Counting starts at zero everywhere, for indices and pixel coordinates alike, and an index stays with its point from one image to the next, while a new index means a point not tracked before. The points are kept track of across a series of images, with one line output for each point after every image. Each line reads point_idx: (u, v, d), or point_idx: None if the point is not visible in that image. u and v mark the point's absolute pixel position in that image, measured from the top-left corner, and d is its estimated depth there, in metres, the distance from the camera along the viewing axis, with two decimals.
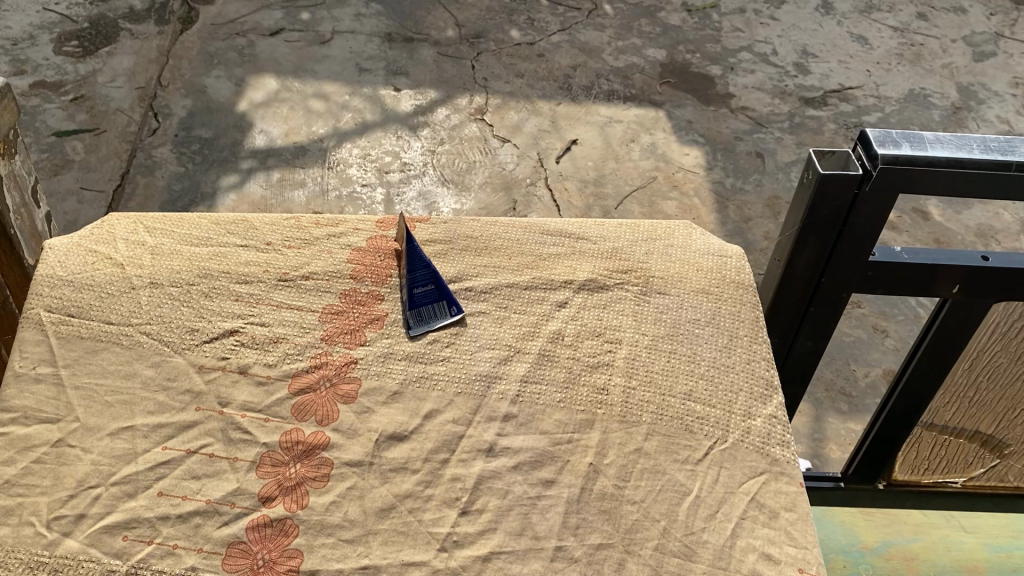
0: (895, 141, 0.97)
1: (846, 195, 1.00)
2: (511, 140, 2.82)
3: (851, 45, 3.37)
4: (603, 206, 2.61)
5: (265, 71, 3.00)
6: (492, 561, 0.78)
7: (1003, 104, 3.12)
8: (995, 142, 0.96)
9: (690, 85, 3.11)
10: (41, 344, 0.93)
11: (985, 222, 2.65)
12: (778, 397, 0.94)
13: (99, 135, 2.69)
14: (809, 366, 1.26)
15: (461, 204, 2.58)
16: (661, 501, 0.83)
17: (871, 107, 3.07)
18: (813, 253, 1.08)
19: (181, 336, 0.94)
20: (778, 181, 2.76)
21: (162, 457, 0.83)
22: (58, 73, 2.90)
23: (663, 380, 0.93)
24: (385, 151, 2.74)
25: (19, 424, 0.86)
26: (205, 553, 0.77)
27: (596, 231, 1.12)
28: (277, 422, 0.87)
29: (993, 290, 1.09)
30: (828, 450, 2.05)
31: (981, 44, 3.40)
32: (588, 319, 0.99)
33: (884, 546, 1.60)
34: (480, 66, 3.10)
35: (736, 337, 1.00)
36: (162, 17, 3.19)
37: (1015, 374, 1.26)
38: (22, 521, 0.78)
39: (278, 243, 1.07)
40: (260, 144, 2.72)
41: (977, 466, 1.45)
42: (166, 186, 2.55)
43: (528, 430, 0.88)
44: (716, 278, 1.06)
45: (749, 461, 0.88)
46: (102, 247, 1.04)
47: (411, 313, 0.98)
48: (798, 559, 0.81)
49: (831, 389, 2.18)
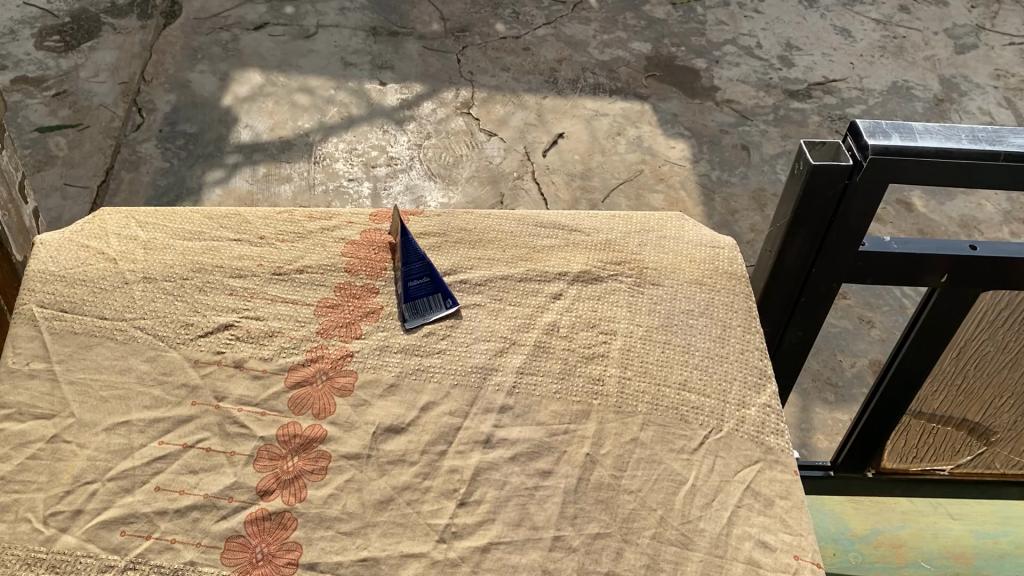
0: (885, 131, 0.97)
1: (836, 185, 1.01)
2: (498, 134, 2.82)
3: (835, 38, 3.39)
4: (591, 198, 2.62)
5: (250, 66, 2.97)
6: (492, 552, 0.78)
7: (984, 96, 3.15)
8: (982, 133, 0.97)
9: (676, 78, 3.13)
10: (35, 339, 0.92)
11: (968, 213, 2.69)
12: (771, 387, 0.96)
13: (83, 130, 2.67)
14: (800, 355, 1.27)
15: (448, 199, 2.58)
16: (657, 490, 0.84)
17: (855, 99, 3.09)
18: (804, 244, 1.09)
19: (175, 331, 0.93)
20: (764, 173, 2.77)
21: (159, 452, 0.83)
22: (40, 69, 2.86)
23: (658, 371, 0.94)
24: (371, 145, 2.73)
25: (13, 420, 0.85)
26: (204, 548, 0.77)
27: (590, 223, 1.12)
28: (274, 416, 0.87)
29: (979, 279, 1.10)
30: (816, 440, 2.07)
31: (962, 37, 3.43)
32: (583, 310, 1.00)
33: (872, 534, 1.72)
34: (466, 60, 3.09)
35: (730, 327, 1.00)
36: (145, 12, 3.15)
37: (1002, 363, 1.28)
38: (18, 517, 0.78)
39: (272, 237, 1.06)
40: (246, 138, 2.70)
41: (965, 453, 1.47)
42: (151, 181, 2.53)
43: (525, 421, 0.88)
44: (708, 268, 1.07)
45: (744, 450, 0.89)
46: (94, 242, 1.03)
47: (407, 305, 0.98)
48: (794, 546, 0.82)
49: (818, 379, 2.20)
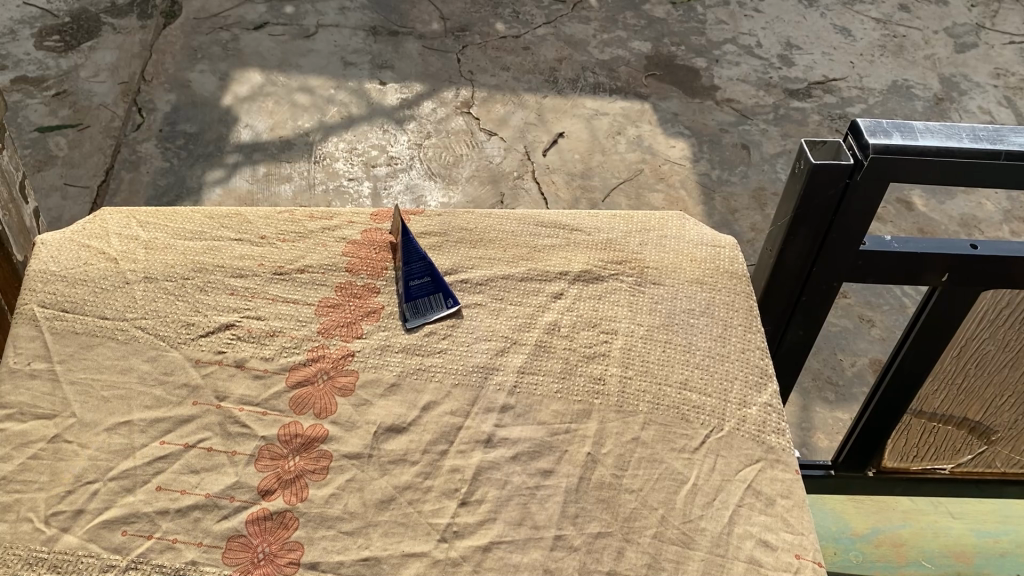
0: (886, 130, 0.97)
1: (836, 185, 1.01)
2: (498, 134, 2.82)
3: (835, 37, 3.39)
4: (591, 198, 2.62)
5: (250, 66, 2.97)
6: (493, 551, 0.78)
7: (984, 95, 3.15)
8: (983, 132, 0.97)
9: (676, 77, 3.13)
10: (36, 339, 0.92)
11: (968, 212, 2.68)
12: (772, 386, 0.96)
13: (83, 130, 2.67)
14: (801, 353, 1.27)
15: (448, 199, 2.58)
16: (659, 489, 0.84)
17: (855, 98, 3.09)
18: (804, 243, 1.09)
19: (176, 331, 0.93)
20: (764, 173, 2.78)
21: (160, 452, 0.83)
22: (39, 69, 2.86)
23: (659, 370, 0.94)
24: (372, 145, 2.73)
25: (15, 420, 0.85)
26: (205, 547, 0.77)
27: (590, 222, 1.12)
28: (275, 415, 0.87)
29: (980, 278, 1.10)
30: (816, 439, 2.08)
31: (962, 36, 3.43)
32: (584, 309, 1.00)
33: (873, 533, 1.73)
34: (466, 59, 3.09)
35: (730, 326, 1.00)
36: (145, 11, 3.15)
37: (1002, 362, 1.28)
38: (19, 517, 0.78)
39: (273, 237, 1.06)
40: (246, 138, 2.70)
41: (965, 453, 1.47)
42: (152, 181, 2.53)
43: (526, 420, 0.88)
44: (709, 268, 1.07)
45: (745, 449, 0.89)
46: (95, 242, 1.03)
47: (407, 305, 0.98)
48: (795, 545, 0.82)
49: (818, 379, 2.20)
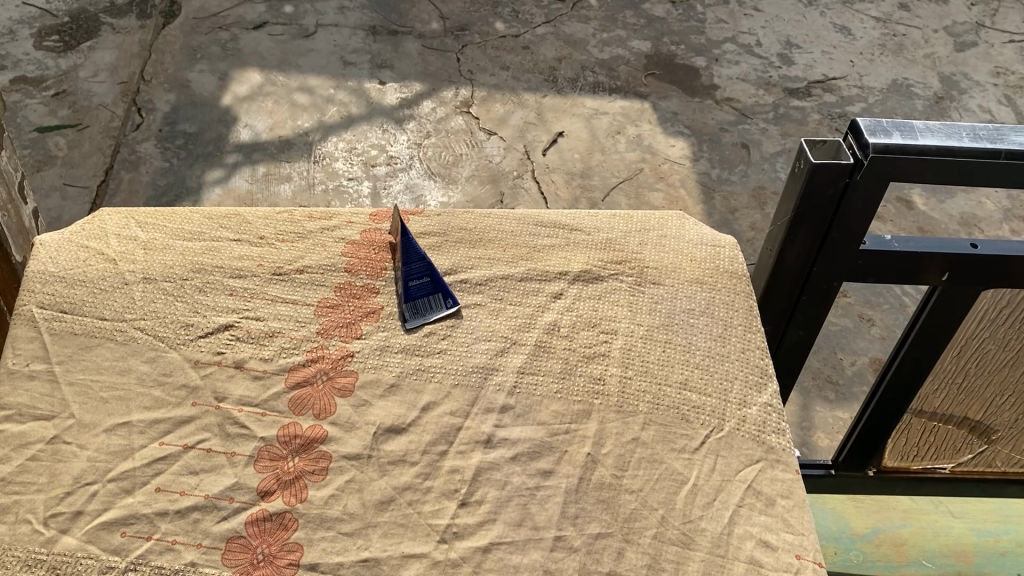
0: (886, 130, 0.97)
1: (836, 184, 1.01)
2: (498, 133, 2.81)
3: (834, 36, 3.39)
4: (590, 197, 2.61)
5: (249, 66, 2.96)
6: (492, 552, 0.78)
7: (984, 93, 3.15)
8: (983, 130, 0.96)
9: (675, 76, 3.12)
10: (34, 340, 0.92)
11: (968, 211, 2.68)
12: (772, 386, 0.95)
13: (82, 130, 2.67)
14: (801, 353, 1.27)
15: (447, 198, 2.58)
16: (659, 489, 0.84)
17: (855, 97, 3.09)
18: (804, 243, 1.09)
19: (175, 332, 0.93)
20: (764, 171, 2.77)
21: (159, 453, 0.83)
22: (38, 69, 2.86)
23: (659, 370, 0.94)
24: (371, 144, 2.73)
25: (13, 422, 0.85)
26: (204, 548, 0.77)
27: (590, 222, 1.12)
28: (274, 416, 0.87)
29: (981, 277, 1.10)
30: (816, 439, 2.08)
31: (962, 34, 3.43)
32: (584, 309, 1.00)
33: (873, 533, 1.73)
34: (465, 59, 3.09)
35: (730, 326, 1.00)
36: (144, 11, 3.14)
37: (1002, 361, 1.28)
38: (18, 519, 0.78)
39: (272, 237, 1.06)
40: (246, 137, 2.70)
41: (965, 452, 1.47)
42: (151, 181, 2.53)
43: (526, 421, 0.88)
44: (709, 267, 1.07)
45: (746, 449, 0.88)
46: (93, 242, 1.03)
47: (407, 305, 0.98)
48: (795, 545, 0.82)
49: (818, 378, 2.20)
